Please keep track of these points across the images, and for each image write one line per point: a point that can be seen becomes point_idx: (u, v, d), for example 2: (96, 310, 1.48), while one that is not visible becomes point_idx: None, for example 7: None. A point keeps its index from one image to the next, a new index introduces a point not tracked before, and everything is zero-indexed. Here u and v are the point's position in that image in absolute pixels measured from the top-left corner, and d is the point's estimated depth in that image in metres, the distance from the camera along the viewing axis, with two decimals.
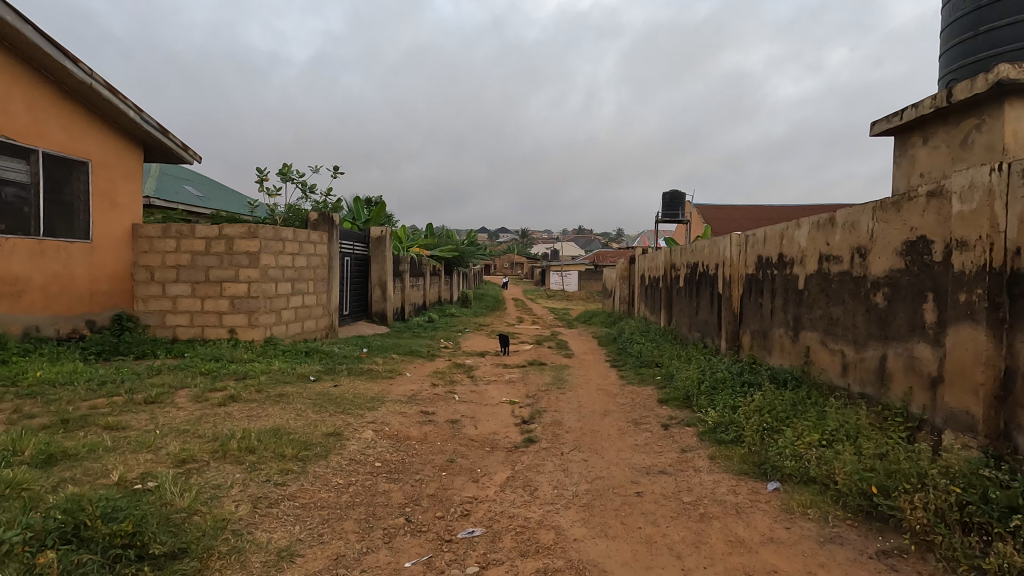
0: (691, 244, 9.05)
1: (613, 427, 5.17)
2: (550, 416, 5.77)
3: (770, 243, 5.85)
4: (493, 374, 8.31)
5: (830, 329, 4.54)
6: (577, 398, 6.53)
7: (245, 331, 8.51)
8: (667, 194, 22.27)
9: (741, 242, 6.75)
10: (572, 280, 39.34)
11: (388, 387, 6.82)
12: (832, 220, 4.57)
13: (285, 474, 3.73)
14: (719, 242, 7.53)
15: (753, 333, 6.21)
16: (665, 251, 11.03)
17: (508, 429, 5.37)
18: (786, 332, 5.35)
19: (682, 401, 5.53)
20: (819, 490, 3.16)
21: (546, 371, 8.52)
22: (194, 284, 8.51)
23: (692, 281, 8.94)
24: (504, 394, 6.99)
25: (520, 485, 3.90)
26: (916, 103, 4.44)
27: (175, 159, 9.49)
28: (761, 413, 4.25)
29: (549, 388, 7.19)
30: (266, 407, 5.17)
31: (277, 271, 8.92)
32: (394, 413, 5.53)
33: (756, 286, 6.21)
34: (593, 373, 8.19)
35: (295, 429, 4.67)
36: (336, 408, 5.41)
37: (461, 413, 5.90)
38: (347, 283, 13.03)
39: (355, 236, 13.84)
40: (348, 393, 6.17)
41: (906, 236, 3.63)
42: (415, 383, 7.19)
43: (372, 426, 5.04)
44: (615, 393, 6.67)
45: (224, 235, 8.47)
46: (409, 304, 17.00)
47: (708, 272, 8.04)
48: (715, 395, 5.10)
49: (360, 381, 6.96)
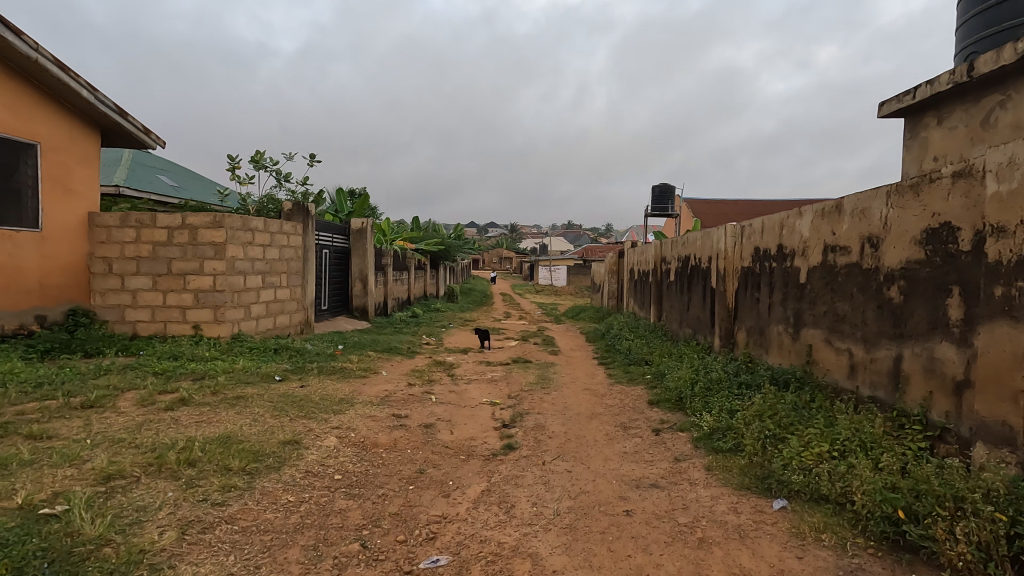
0: (682, 236, 8.68)
1: (600, 432, 4.76)
2: (533, 419, 5.35)
3: (768, 235, 5.47)
4: (475, 372, 7.87)
5: (836, 326, 4.17)
6: (562, 399, 6.11)
7: (210, 327, 7.98)
8: (656, 187, 21.99)
9: (736, 233, 6.37)
10: (560, 275, 39.00)
11: (360, 388, 6.35)
12: (839, 207, 4.19)
13: (226, 493, 3.27)
14: (712, 234, 7.16)
15: (749, 330, 5.85)
16: (655, 245, 10.66)
17: (487, 434, 4.94)
18: (786, 329, 4.98)
19: (674, 403, 5.15)
20: (832, 511, 2.78)
21: (531, 369, 8.11)
22: (155, 277, 7.99)
23: (683, 275, 8.57)
24: (485, 394, 6.56)
25: (495, 501, 3.48)
26: (932, 79, 4.06)
27: (135, 144, 8.92)
28: (762, 419, 3.87)
29: (533, 388, 6.77)
30: (220, 412, 4.70)
31: (245, 263, 8.39)
32: (363, 418, 5.08)
33: (752, 280, 5.85)
34: (580, 371, 7.78)
35: (248, 437, 4.20)
36: (298, 411, 4.95)
37: (437, 416, 5.47)
38: (325, 276, 12.49)
39: (334, 228, 13.29)
40: (315, 395, 5.69)
41: (927, 223, 3.24)
42: (391, 384, 6.73)
43: (337, 433, 4.59)
44: (602, 394, 6.27)
45: (187, 224, 7.93)
46: (392, 299, 16.50)
47: (701, 265, 7.65)
48: (710, 398, 4.72)
49: (330, 381, 6.48)
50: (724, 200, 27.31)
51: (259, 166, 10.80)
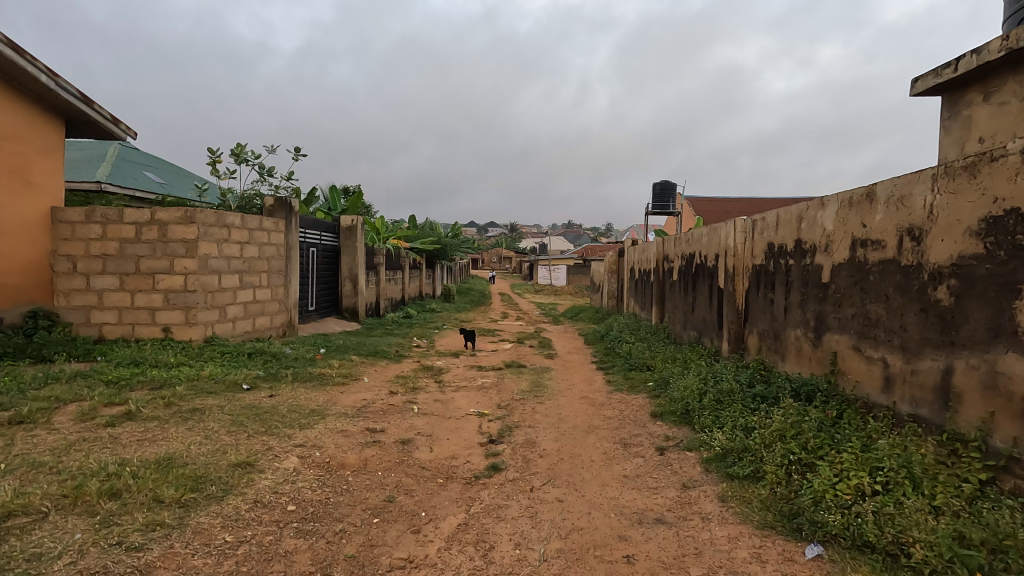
0: (686, 233, 8.14)
1: (597, 450, 4.22)
2: (523, 434, 4.81)
3: (784, 229, 4.94)
4: (464, 379, 7.32)
5: (867, 331, 3.65)
6: (557, 409, 5.57)
7: (181, 330, 7.45)
8: (657, 184, 21.45)
9: (747, 228, 5.84)
10: (560, 274, 38.46)
11: (336, 397, 5.81)
12: (870, 195, 3.67)
13: (149, 534, 2.73)
14: (719, 230, 6.64)
15: (762, 334, 5.33)
16: (656, 243, 10.12)
17: (470, 452, 4.41)
18: (805, 335, 4.47)
19: (681, 415, 4.63)
20: (882, 564, 2.25)
21: (524, 374, 7.58)
22: (122, 277, 7.46)
23: (687, 274, 8.04)
24: (473, 403, 6.02)
25: (471, 540, 2.95)
26: (979, 48, 3.56)
27: (104, 134, 8.41)
28: (785, 440, 3.35)
29: (525, 396, 6.22)
30: (169, 428, 4.16)
31: (220, 262, 7.86)
32: (333, 433, 4.54)
33: (764, 279, 5.32)
34: (577, 377, 7.23)
35: (194, 459, 3.67)
36: (259, 426, 4.42)
37: (417, 430, 4.93)
38: (312, 276, 11.94)
39: (323, 225, 12.74)
40: (284, 406, 5.16)
41: (987, 210, 2.72)
42: (371, 392, 6.18)
43: (299, 452, 4.05)
44: (601, 404, 5.72)
45: (156, 220, 7.41)
46: (385, 299, 15.95)
47: (706, 264, 7.13)
48: (721, 412, 4.19)
49: (304, 390, 5.94)
50: (726, 198, 26.75)
51: (240, 159, 10.28)
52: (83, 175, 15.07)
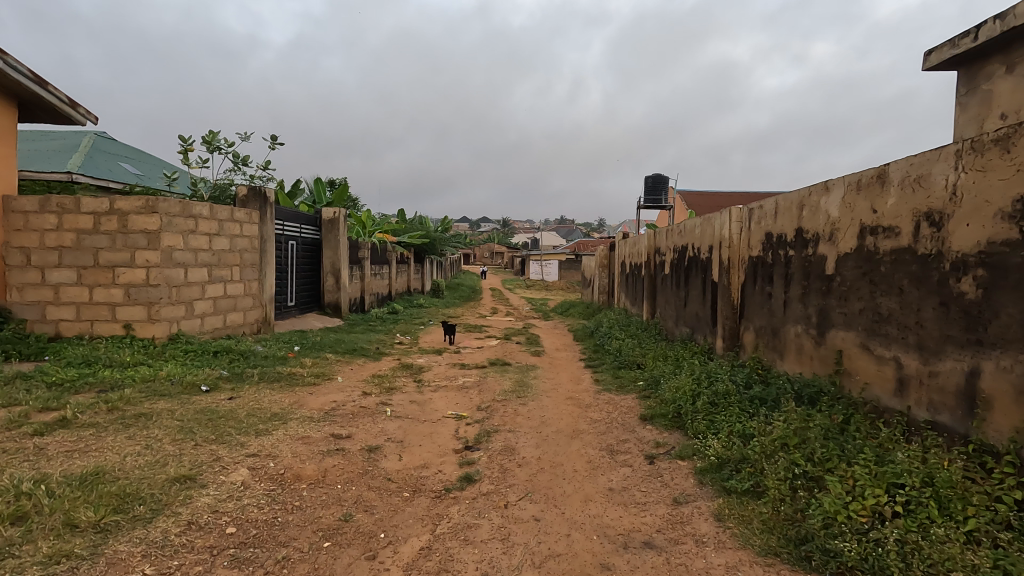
0: (678, 225, 7.80)
1: (581, 459, 3.86)
2: (502, 440, 4.42)
3: (784, 218, 4.58)
4: (445, 378, 6.94)
5: (877, 328, 3.31)
6: (540, 411, 5.20)
7: (143, 327, 6.99)
8: (649, 177, 21.09)
9: (742, 217, 5.49)
10: (552, 269, 38.13)
11: (304, 399, 5.41)
12: (881, 176, 3.32)
13: (51, 568, 2.33)
14: (713, 220, 6.28)
15: (759, 330, 4.98)
16: (648, 235, 9.77)
17: (443, 461, 4.03)
18: (807, 332, 4.13)
19: (672, 418, 4.28)
20: None
21: (509, 372, 7.20)
22: (81, 270, 7.00)
23: (679, 267, 7.69)
24: (451, 405, 5.63)
25: (432, 569, 2.57)
26: (1003, 13, 3.27)
27: (62, 118, 7.90)
28: (789, 450, 3.01)
29: (508, 397, 5.84)
30: (105, 436, 3.73)
31: (186, 255, 7.41)
32: (293, 440, 4.13)
33: (762, 272, 4.97)
34: (564, 377, 6.85)
35: (126, 473, 3.26)
36: (210, 433, 4.01)
37: (387, 436, 4.53)
38: (291, 270, 11.48)
39: (303, 218, 12.28)
40: (243, 409, 4.74)
41: (1022, 189, 2.37)
42: (343, 393, 5.77)
43: (250, 462, 3.64)
44: (588, 405, 5.35)
45: (116, 209, 6.95)
46: (369, 294, 15.50)
47: (699, 257, 6.79)
48: (717, 416, 3.84)
49: (269, 392, 5.52)
50: (718, 193, 26.47)
51: (214, 148, 9.81)
52: (53, 165, 14.47)
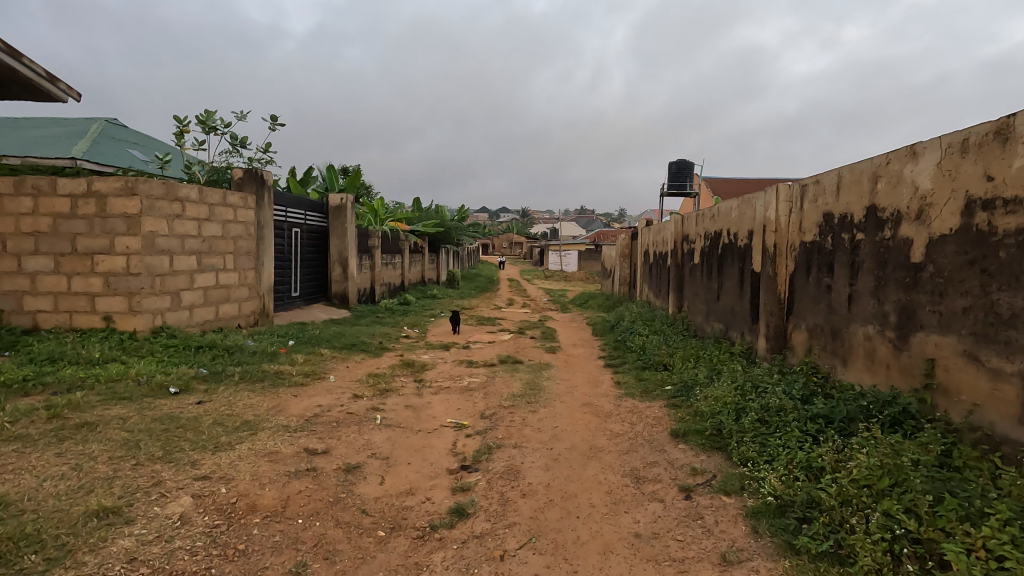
0: (711, 208, 6.97)
1: (600, 488, 3.15)
2: (506, 459, 3.73)
3: (849, 194, 3.77)
4: (449, 378, 6.29)
5: (993, 332, 2.52)
6: (552, 422, 4.48)
7: (124, 319, 6.45)
8: (673, 164, 20.10)
9: (791, 196, 4.66)
10: (572, 260, 37.30)
11: (285, 403, 4.77)
12: (1003, 131, 2.51)
13: None
14: (754, 201, 5.46)
15: (814, 330, 4.20)
16: (674, 221, 8.93)
17: (432, 486, 3.36)
18: (883, 334, 3.34)
19: (712, 436, 3.55)
20: None
21: (520, 372, 6.51)
22: (58, 257, 6.47)
23: (711, 256, 6.88)
24: (451, 411, 4.96)
25: None
26: None
27: (41, 94, 7.32)
28: (879, 496, 2.26)
29: (516, 402, 5.13)
30: (30, 453, 3.13)
31: (171, 241, 6.85)
32: (258, 457, 3.49)
33: (818, 260, 4.17)
34: (580, 378, 6.12)
35: (35, 505, 2.64)
36: (159, 449, 3.38)
37: (371, 451, 3.87)
38: (294, 259, 10.92)
39: (309, 204, 11.70)
40: (210, 417, 4.12)
41: None
42: (331, 396, 5.13)
43: (197, 489, 3.00)
44: (607, 415, 4.62)
45: (93, 191, 6.39)
46: (380, 285, 14.92)
47: (737, 243, 5.96)
48: (769, 438, 3.11)
49: (246, 394, 4.90)
50: (746, 181, 25.32)
51: (211, 129, 9.25)
52: (58, 152, 14.12)
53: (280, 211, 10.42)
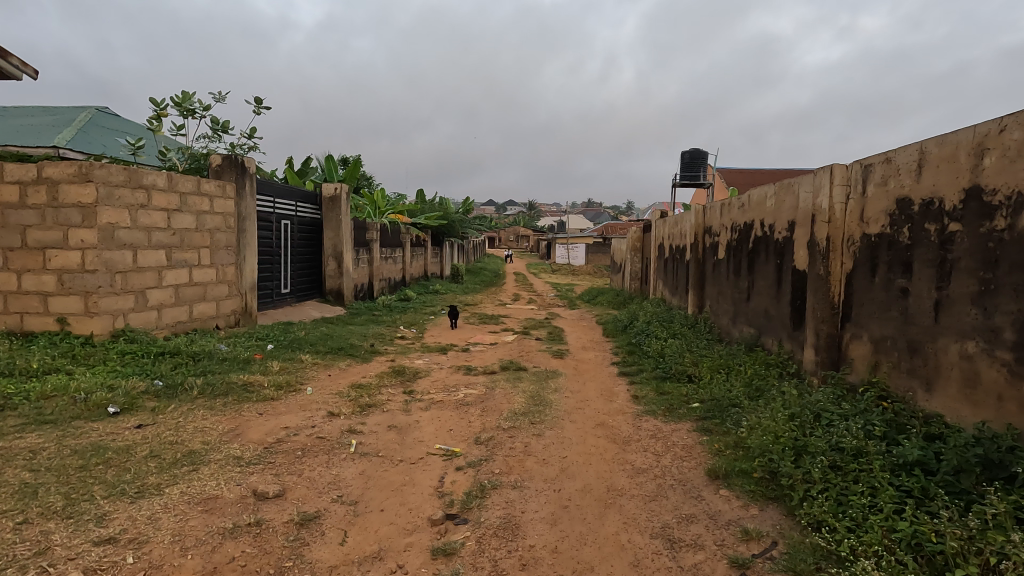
0: (740, 197, 6.15)
1: (624, 559, 2.40)
2: (503, 505, 2.99)
3: (938, 174, 2.97)
4: (443, 388, 5.57)
5: None
6: (560, 451, 3.75)
7: (80, 322, 5.74)
8: (686, 153, 19.22)
9: (849, 180, 3.85)
10: (579, 254, 36.55)
11: (245, 425, 4.05)
12: None
13: None
14: (797, 187, 4.64)
15: (881, 343, 3.41)
16: (694, 212, 8.12)
17: (408, 546, 2.63)
18: (993, 356, 2.56)
19: (764, 483, 2.78)
20: None
21: (524, 381, 5.77)
22: (7, 252, 5.78)
23: (740, 251, 6.09)
24: (442, 433, 4.23)
25: None
26: None
27: None
28: None
29: (518, 422, 4.38)
30: None
31: (135, 234, 6.14)
32: (188, 507, 2.76)
33: (887, 256, 3.39)
34: (593, 391, 5.35)
35: None
36: (60, 499, 2.66)
37: (338, 493, 3.14)
38: (284, 254, 10.22)
39: (300, 194, 10.96)
40: (145, 448, 3.40)
41: None
42: (302, 416, 4.40)
43: (92, 560, 2.28)
44: (625, 443, 3.87)
45: (44, 177, 5.70)
46: (379, 280, 14.22)
47: (773, 237, 5.15)
48: (849, 496, 2.34)
49: (202, 413, 4.18)
50: (761, 172, 24.40)
51: (189, 112, 8.53)
52: (41, 142, 13.45)
53: (267, 202, 9.72)
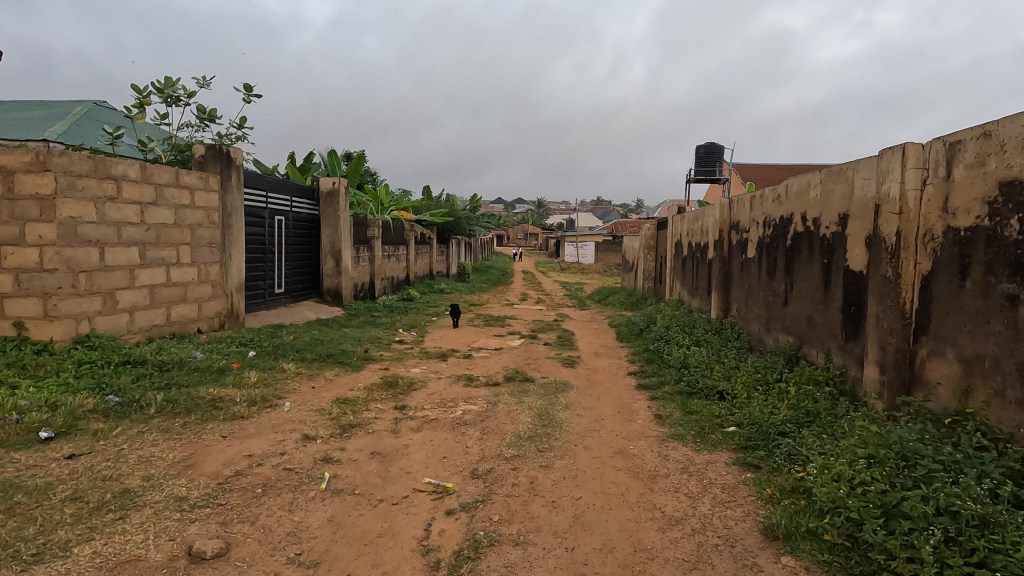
0: (776, 187, 5.45)
1: None
2: (502, 570, 2.35)
3: None
4: (439, 403, 4.94)
5: None
6: (573, 490, 3.11)
7: (38, 327, 5.15)
8: (701, 146, 18.43)
9: (925, 163, 3.18)
10: (589, 252, 35.82)
11: (202, 453, 3.43)
12: None
13: None
14: (852, 173, 3.96)
15: (975, 363, 2.74)
16: (717, 206, 7.42)
17: None
18: None
19: (843, 551, 2.14)
20: None
21: (530, 395, 5.12)
22: None
23: (774, 249, 5.41)
24: (433, 462, 3.60)
25: None
26: None
27: None
28: None
29: (522, 449, 3.74)
30: None
31: (102, 230, 5.56)
32: None
33: (985, 255, 2.71)
34: (609, 408, 4.69)
35: None
36: None
37: (297, 550, 2.52)
38: (277, 252, 9.64)
39: (296, 188, 10.37)
40: (67, 488, 2.79)
41: None
42: (273, 440, 3.78)
43: None
44: (652, 479, 3.22)
45: None
46: (380, 279, 13.62)
47: (818, 232, 4.47)
48: None
49: (153, 438, 3.57)
50: (778, 167, 23.56)
51: (174, 100, 7.98)
52: (31, 135, 12.97)
53: (259, 196, 9.13)
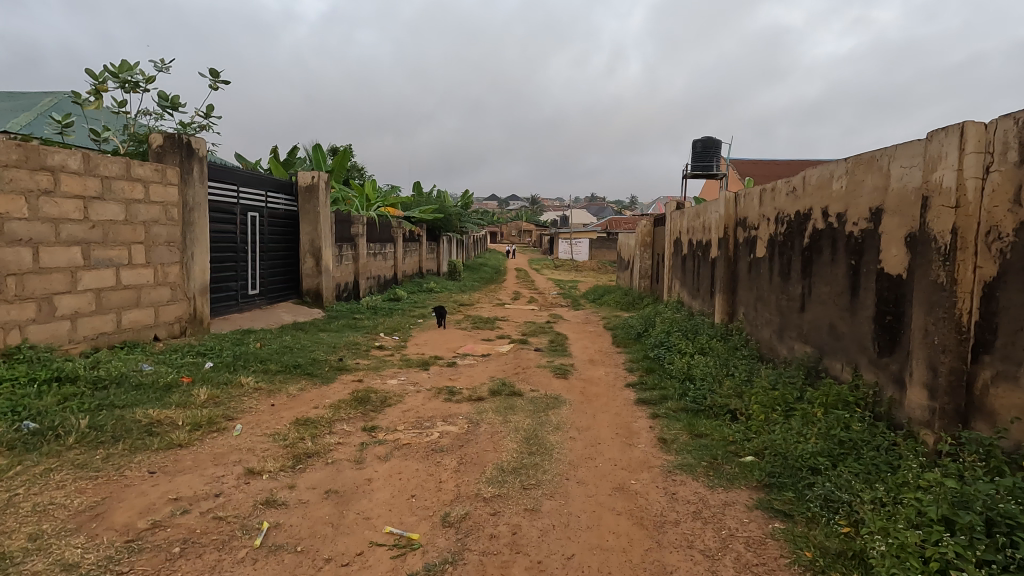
0: (791, 179, 4.89)
1: None
2: None
3: None
4: (414, 423, 4.35)
5: None
6: (564, 546, 2.54)
7: None
8: (698, 141, 17.88)
9: (988, 145, 2.63)
10: (583, 249, 35.26)
11: (116, 499, 2.83)
12: None
13: None
14: (888, 160, 3.40)
15: None
16: (722, 201, 6.84)
17: None
18: None
19: None
20: None
21: (518, 413, 4.54)
22: None
23: (789, 248, 4.85)
24: (399, 504, 3.02)
25: None
26: None
27: None
28: None
29: (505, 486, 3.17)
30: None
31: (35, 227, 4.94)
32: None
33: None
34: (606, 430, 4.12)
35: None
36: None
37: None
38: (251, 250, 9.02)
39: (272, 183, 9.74)
40: None
41: None
42: (209, 477, 3.19)
43: None
44: (660, 529, 2.66)
45: None
46: (365, 279, 13.00)
47: (845, 230, 3.91)
48: None
49: (60, 477, 2.97)
50: (776, 163, 23.04)
51: (132, 85, 7.33)
52: None
53: (230, 191, 8.50)
